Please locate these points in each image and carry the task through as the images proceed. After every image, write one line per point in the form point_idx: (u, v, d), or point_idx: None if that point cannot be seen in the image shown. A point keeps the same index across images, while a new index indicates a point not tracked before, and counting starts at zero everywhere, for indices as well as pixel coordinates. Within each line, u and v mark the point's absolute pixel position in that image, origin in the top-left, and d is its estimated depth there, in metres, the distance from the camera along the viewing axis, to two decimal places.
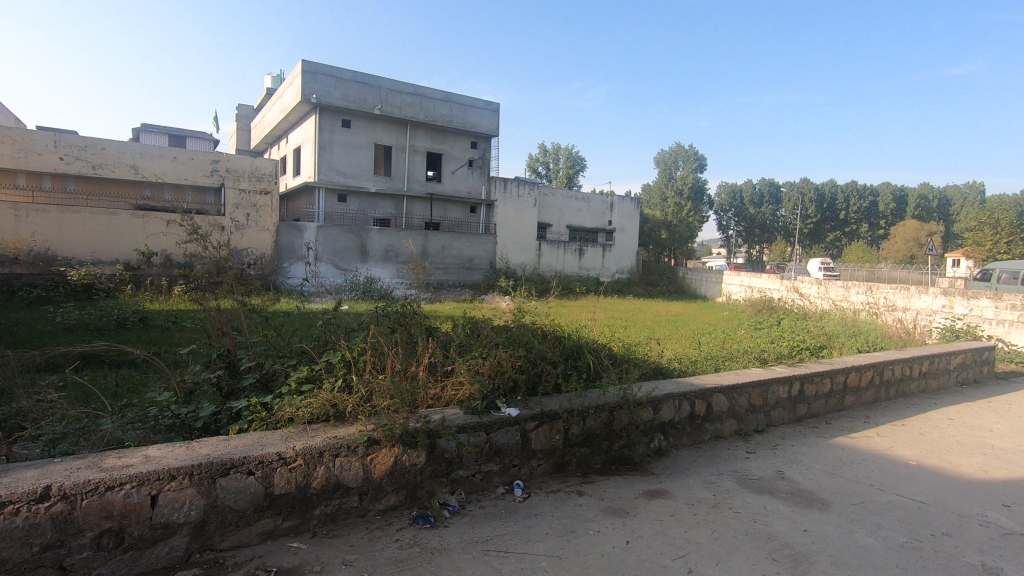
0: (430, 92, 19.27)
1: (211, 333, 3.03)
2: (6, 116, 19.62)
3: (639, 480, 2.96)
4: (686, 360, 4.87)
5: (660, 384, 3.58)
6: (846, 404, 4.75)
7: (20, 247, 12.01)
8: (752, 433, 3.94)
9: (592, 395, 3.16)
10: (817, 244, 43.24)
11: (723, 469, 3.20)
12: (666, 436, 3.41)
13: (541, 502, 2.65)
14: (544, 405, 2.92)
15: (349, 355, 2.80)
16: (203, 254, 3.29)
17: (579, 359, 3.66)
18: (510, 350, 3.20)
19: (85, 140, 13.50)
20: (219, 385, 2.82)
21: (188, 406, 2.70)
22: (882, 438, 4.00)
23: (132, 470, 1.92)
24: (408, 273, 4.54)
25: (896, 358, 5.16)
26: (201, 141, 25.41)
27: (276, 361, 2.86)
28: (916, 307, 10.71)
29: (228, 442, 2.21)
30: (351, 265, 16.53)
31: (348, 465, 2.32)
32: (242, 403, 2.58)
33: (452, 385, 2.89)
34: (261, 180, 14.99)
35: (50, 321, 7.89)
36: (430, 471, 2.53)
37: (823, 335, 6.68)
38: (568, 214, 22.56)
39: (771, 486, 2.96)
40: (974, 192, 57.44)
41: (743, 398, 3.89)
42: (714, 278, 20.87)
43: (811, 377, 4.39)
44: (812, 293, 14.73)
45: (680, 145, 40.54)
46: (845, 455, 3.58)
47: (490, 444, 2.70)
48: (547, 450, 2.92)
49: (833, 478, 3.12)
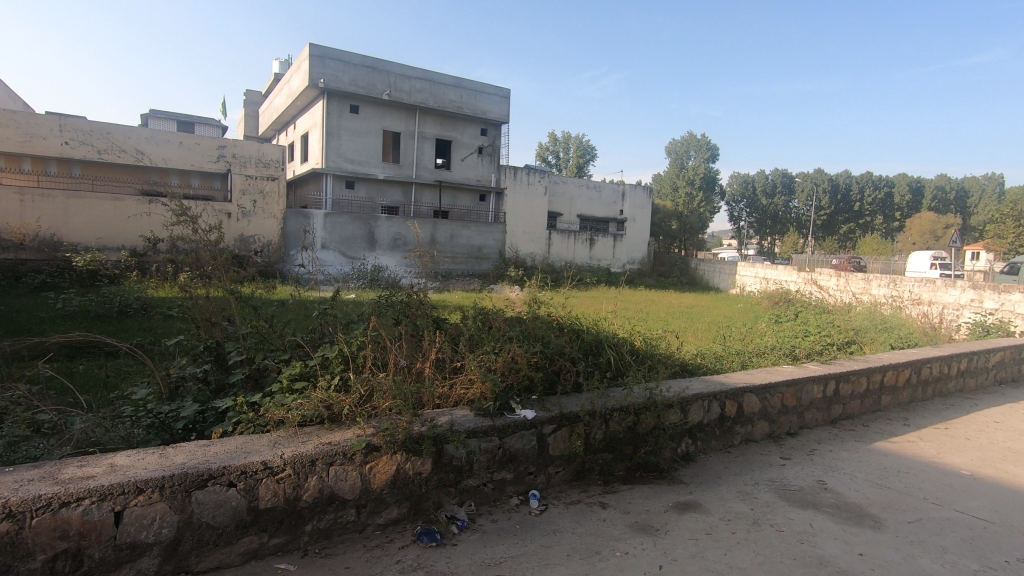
0: (440, 77, 18.88)
1: (199, 323, 2.79)
2: (11, 101, 19.54)
3: (666, 491, 2.67)
4: (710, 355, 4.57)
5: (688, 382, 3.29)
6: (882, 405, 4.44)
7: (26, 231, 11.90)
8: (784, 436, 3.64)
9: (616, 396, 2.87)
10: (830, 236, 42.38)
11: (759, 478, 2.91)
12: (693, 440, 3.12)
13: (560, 516, 2.37)
14: (563, 407, 2.65)
15: (347, 350, 2.52)
16: (192, 239, 3.04)
17: (599, 355, 3.39)
18: (525, 345, 2.91)
19: (91, 124, 13.27)
20: (207, 380, 2.57)
21: (171, 404, 2.45)
22: (927, 443, 3.67)
23: (92, 483, 1.66)
24: (414, 260, 4.27)
25: (934, 356, 4.83)
26: (210, 127, 25.26)
27: (267, 354, 2.57)
28: (942, 301, 10.19)
29: (208, 449, 1.94)
30: (359, 254, 16.31)
31: (344, 475, 2.06)
32: (227, 403, 2.32)
33: (462, 383, 2.61)
34: (268, 166, 14.77)
35: (51, 308, 7.70)
36: (436, 480, 2.26)
37: (849, 330, 6.34)
38: (579, 203, 22.13)
39: (813, 500, 2.66)
40: (993, 183, 55.81)
41: (776, 398, 3.59)
42: (728, 270, 20.39)
43: (846, 377, 4.08)
44: (831, 286, 14.25)
45: (692, 134, 39.86)
46: (890, 461, 3.28)
47: (503, 451, 2.43)
48: (566, 456, 2.64)
49: (880, 490, 2.83)
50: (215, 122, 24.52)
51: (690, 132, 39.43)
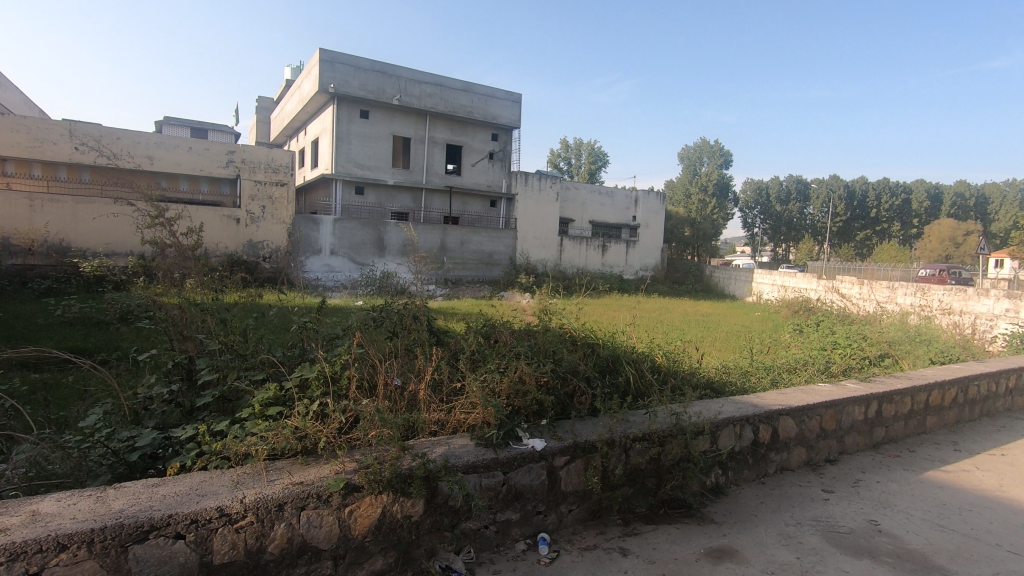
0: (451, 82, 18.68)
1: (172, 336, 2.50)
2: (27, 109, 19.75)
3: (697, 534, 2.31)
4: (736, 371, 4.21)
5: (716, 404, 2.93)
6: (927, 427, 4.04)
7: (34, 237, 11.85)
8: (822, 463, 3.26)
9: (637, 421, 2.54)
10: (846, 243, 41.54)
11: (801, 517, 2.54)
12: (724, 470, 2.76)
13: (573, 567, 2.01)
14: (578, 435, 2.31)
15: (329, 369, 2.19)
16: (167, 244, 2.79)
17: (616, 373, 3.06)
18: (534, 362, 2.57)
19: (100, 129, 13.16)
20: (175, 402, 2.27)
21: (129, 430, 2.14)
22: (985, 473, 3.27)
23: (4, 539, 1.37)
24: (415, 267, 3.97)
25: (983, 374, 4.41)
26: (223, 134, 25.35)
27: (241, 373, 2.28)
28: (974, 311, 9.69)
29: (155, 491, 1.64)
30: (368, 260, 16.08)
31: (319, 521, 1.74)
32: (187, 431, 2.00)
33: (462, 407, 2.29)
34: (277, 171, 14.62)
35: (52, 315, 7.56)
36: (430, 524, 1.93)
37: (883, 342, 5.91)
38: (591, 209, 21.77)
39: (869, 546, 2.29)
40: (1013, 190, 54.44)
41: (814, 421, 3.22)
42: (745, 277, 19.90)
43: (890, 397, 3.70)
44: (853, 294, 13.73)
45: (705, 140, 39.38)
46: (947, 496, 2.89)
47: (508, 487, 2.10)
48: (580, 492, 2.30)
49: (943, 533, 2.45)
50: (227, 128, 24.55)
51: (703, 138, 38.95)
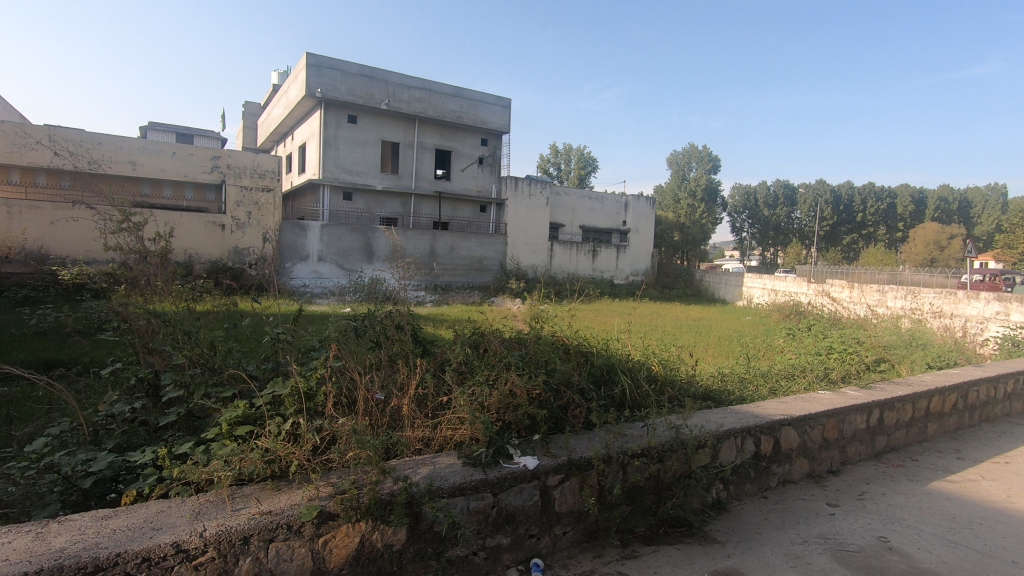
0: (440, 87, 18.57)
1: (136, 350, 2.33)
2: (8, 114, 19.39)
3: (699, 556, 2.16)
4: (733, 378, 4.10)
5: (716, 416, 2.80)
6: (928, 435, 3.93)
7: (12, 245, 11.53)
8: (825, 474, 3.14)
9: (636, 435, 2.40)
10: (833, 247, 41.91)
11: (807, 534, 2.41)
12: (725, 485, 2.62)
13: None
14: (572, 451, 2.17)
15: (304, 385, 2.03)
16: (134, 250, 2.63)
17: (611, 383, 2.93)
18: (525, 374, 2.43)
19: (81, 134, 12.86)
20: (138, 421, 2.10)
21: (83, 452, 1.96)
22: (991, 483, 3.16)
23: None
24: (402, 273, 3.81)
25: (982, 379, 4.33)
26: (210, 139, 25.05)
27: (208, 390, 2.11)
28: (964, 314, 9.68)
29: (104, 525, 1.47)
30: (356, 266, 15.86)
31: (290, 554, 1.58)
32: (145, 455, 1.83)
33: (449, 422, 2.15)
34: (263, 177, 14.36)
35: (26, 324, 7.29)
36: (413, 553, 1.78)
37: (878, 347, 5.82)
38: (581, 214, 21.73)
39: (881, 567, 2.17)
40: (995, 194, 55.24)
41: (817, 431, 3.09)
42: (735, 281, 19.93)
43: (892, 405, 3.59)
44: (844, 297, 13.71)
45: (694, 146, 39.49)
46: (956, 509, 2.77)
47: (498, 510, 1.95)
48: (576, 513, 2.16)
49: (956, 550, 2.33)
50: (213, 133, 24.26)
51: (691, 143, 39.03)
